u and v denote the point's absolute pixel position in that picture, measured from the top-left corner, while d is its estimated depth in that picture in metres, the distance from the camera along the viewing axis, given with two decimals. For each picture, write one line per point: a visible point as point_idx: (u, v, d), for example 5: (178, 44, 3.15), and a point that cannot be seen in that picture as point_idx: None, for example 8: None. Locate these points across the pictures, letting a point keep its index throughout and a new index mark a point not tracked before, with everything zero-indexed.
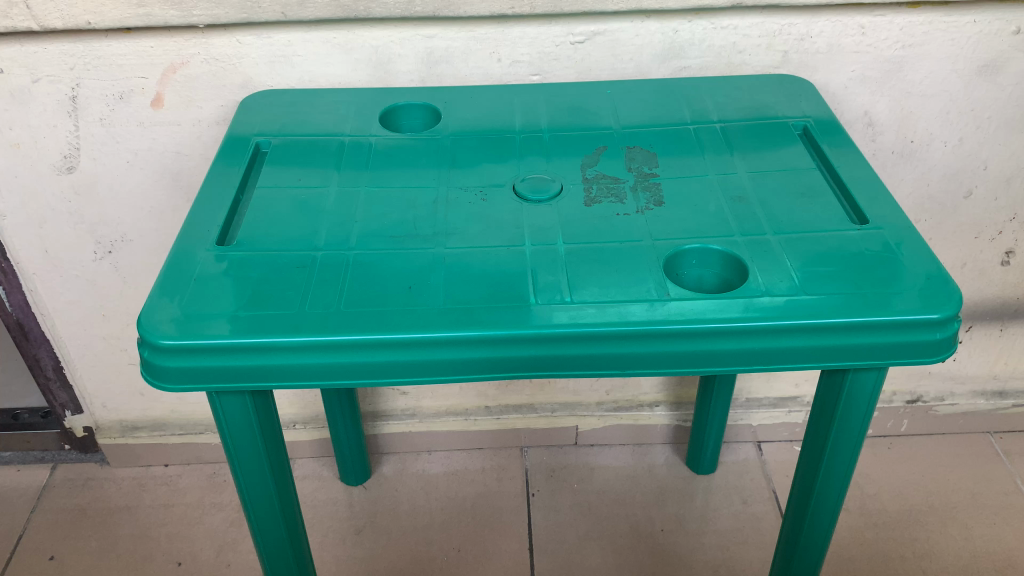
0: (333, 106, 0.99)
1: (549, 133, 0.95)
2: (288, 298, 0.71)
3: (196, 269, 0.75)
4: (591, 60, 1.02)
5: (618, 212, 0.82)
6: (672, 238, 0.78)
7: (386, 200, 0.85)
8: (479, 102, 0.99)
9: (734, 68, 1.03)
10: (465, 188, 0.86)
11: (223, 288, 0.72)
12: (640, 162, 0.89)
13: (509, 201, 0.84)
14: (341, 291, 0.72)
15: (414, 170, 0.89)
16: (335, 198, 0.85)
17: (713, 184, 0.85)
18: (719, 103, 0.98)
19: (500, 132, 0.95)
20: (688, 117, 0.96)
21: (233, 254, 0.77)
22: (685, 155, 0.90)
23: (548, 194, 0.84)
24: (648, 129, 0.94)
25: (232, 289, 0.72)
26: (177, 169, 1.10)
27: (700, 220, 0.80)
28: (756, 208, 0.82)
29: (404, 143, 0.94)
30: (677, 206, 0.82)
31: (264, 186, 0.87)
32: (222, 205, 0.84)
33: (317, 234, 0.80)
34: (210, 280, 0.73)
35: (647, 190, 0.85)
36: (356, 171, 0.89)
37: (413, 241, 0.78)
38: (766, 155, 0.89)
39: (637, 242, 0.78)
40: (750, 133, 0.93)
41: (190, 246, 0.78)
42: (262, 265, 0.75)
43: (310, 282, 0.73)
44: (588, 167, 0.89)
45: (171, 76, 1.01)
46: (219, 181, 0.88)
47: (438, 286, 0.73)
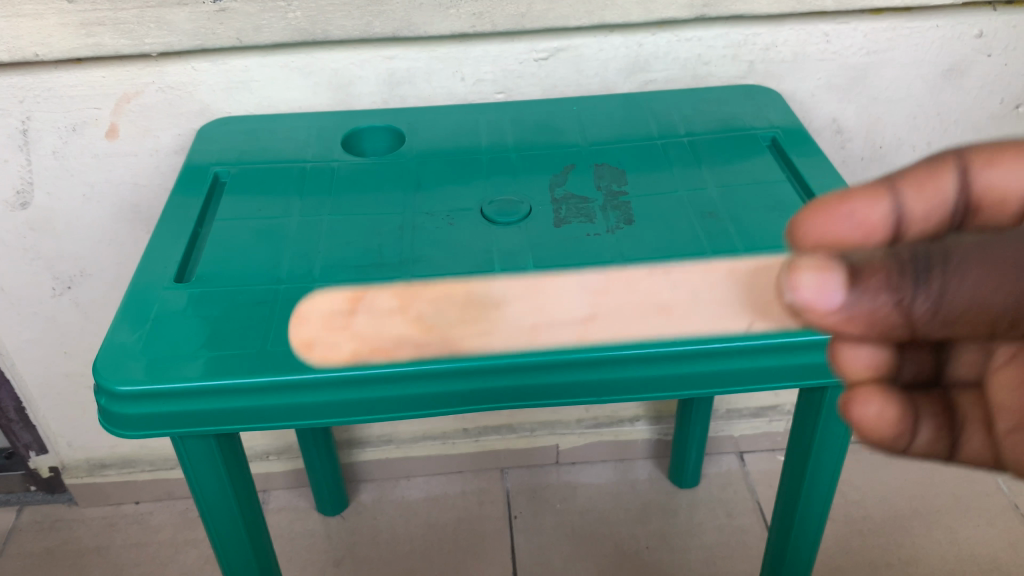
0: (294, 132, 0.97)
1: (516, 152, 0.93)
2: (251, 336, 0.69)
3: (154, 308, 0.72)
4: (556, 76, 1.01)
5: (588, 232, 0.80)
6: (645, 258, 0.76)
7: (350, 228, 0.82)
8: (444, 123, 0.98)
9: (700, 80, 1.02)
10: (431, 212, 0.84)
11: (182, 327, 0.70)
12: (609, 179, 0.88)
13: (477, 225, 0.82)
14: (305, 326, 0.70)
15: (378, 195, 0.87)
16: (296, 227, 0.82)
17: (683, 201, 0.84)
18: (686, 118, 0.97)
19: (466, 153, 0.94)
20: (656, 132, 0.95)
21: (192, 290, 0.74)
22: (653, 170, 0.89)
23: (517, 216, 0.83)
24: (615, 145, 0.93)
25: (191, 328, 0.70)
26: (136, 201, 1.07)
27: (671, 238, 0.79)
28: (728, 224, 0.80)
29: (368, 168, 0.91)
30: (648, 224, 0.81)
31: (224, 218, 0.84)
32: (181, 240, 0.81)
33: (279, 265, 0.77)
34: (168, 319, 0.70)
35: (618, 209, 0.83)
36: (319, 198, 0.87)
37: (379, 270, 0.76)
38: (735, 165, 0.89)
39: (608, 263, 0.76)
40: (719, 146, 0.92)
41: (148, 283, 0.75)
42: (223, 301, 0.72)
43: (273, 317, 0.71)
44: (557, 186, 0.87)
45: (125, 106, 0.98)
46: (177, 215, 0.85)
47: None
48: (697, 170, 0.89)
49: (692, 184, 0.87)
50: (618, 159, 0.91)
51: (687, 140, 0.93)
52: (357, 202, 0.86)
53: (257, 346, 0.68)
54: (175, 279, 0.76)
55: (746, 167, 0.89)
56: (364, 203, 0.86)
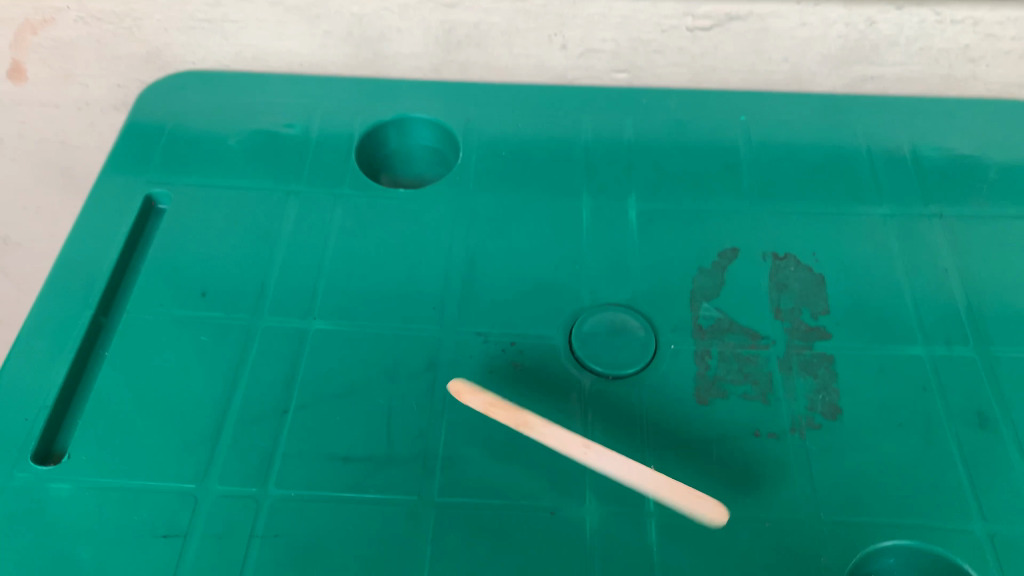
0: (292, 100, 0.63)
1: (644, 161, 0.59)
2: None
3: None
4: (717, 56, 0.61)
5: (759, 428, 0.45)
6: (863, 528, 0.42)
7: (343, 362, 0.48)
8: (534, 130, 0.61)
9: (955, 84, 0.62)
10: (487, 334, 0.49)
11: None
12: (796, 296, 0.51)
13: (564, 378, 0.47)
14: None
15: (401, 288, 0.51)
16: (254, 348, 0.48)
17: (931, 377, 0.48)
18: (917, 129, 0.61)
19: (562, 151, 0.60)
20: (866, 146, 0.60)
21: (60, 489, 0.43)
22: (868, 283, 0.52)
23: (633, 364, 0.48)
24: (806, 212, 0.56)
25: None
26: (67, 164, 0.72)
27: (914, 476, 0.44)
28: (1010, 444, 0.45)
29: (388, 218, 0.55)
30: (868, 424, 0.46)
31: (138, 310, 0.50)
32: (63, 358, 0.48)
33: (216, 457, 0.44)
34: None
35: (810, 373, 0.48)
36: (301, 280, 0.52)
37: (380, 500, 0.43)
38: (1005, 244, 0.54)
39: (794, 544, 0.42)
40: (973, 191, 0.57)
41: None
42: (111, 551, 0.41)
43: None
44: (704, 299, 0.51)
45: (30, 39, 0.61)
46: (73, 292, 0.51)
47: None
48: (953, 298, 0.51)
49: (943, 335, 0.50)
50: (814, 249, 0.54)
51: (931, 220, 0.55)
52: (360, 299, 0.51)
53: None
54: (35, 460, 0.44)
55: None
56: (373, 302, 0.50)
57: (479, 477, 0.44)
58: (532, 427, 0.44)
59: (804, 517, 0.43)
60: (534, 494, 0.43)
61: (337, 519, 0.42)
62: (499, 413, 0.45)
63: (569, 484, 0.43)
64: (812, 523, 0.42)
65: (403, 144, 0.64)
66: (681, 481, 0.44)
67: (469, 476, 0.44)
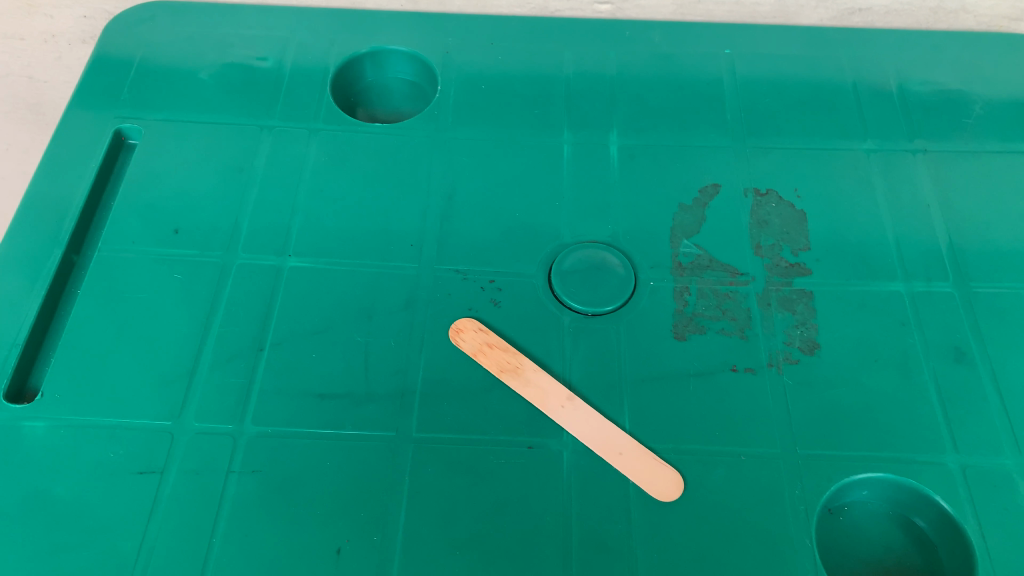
0: (265, 31, 0.61)
1: (626, 94, 0.58)
2: None
3: None
4: None
5: (736, 364, 0.45)
6: (838, 459, 0.43)
7: (319, 299, 0.47)
8: (515, 61, 0.60)
9: (942, 16, 0.61)
10: (466, 270, 0.49)
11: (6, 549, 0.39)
12: (777, 233, 0.51)
13: (543, 313, 0.47)
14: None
15: (378, 225, 0.50)
16: (229, 286, 0.48)
17: (909, 312, 0.48)
18: (904, 61, 0.60)
19: (542, 84, 0.58)
20: (851, 80, 0.59)
21: (34, 427, 0.43)
22: (849, 219, 0.51)
23: (612, 301, 0.48)
24: (788, 147, 0.55)
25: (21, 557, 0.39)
26: (35, 99, 0.71)
27: (890, 410, 0.44)
28: (986, 379, 0.45)
29: (365, 154, 0.54)
30: (845, 360, 0.46)
31: (109, 247, 0.49)
32: (34, 297, 0.47)
33: (192, 394, 0.44)
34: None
35: (789, 310, 0.48)
36: (276, 216, 0.51)
37: (358, 435, 0.43)
38: (988, 178, 0.54)
39: (769, 476, 0.42)
40: (957, 125, 0.56)
41: None
42: (87, 488, 0.41)
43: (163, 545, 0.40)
44: (684, 236, 0.51)
45: None
46: (42, 230, 0.50)
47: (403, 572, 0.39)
48: (933, 234, 0.51)
49: (923, 270, 0.49)
50: (796, 185, 0.53)
51: (914, 155, 0.55)
52: (336, 236, 0.50)
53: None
54: (9, 399, 0.44)
55: (1016, 235, 0.51)
56: (349, 239, 0.50)
57: (456, 413, 0.44)
58: (520, 371, 0.45)
59: (780, 451, 0.43)
60: (512, 429, 0.43)
61: (315, 454, 0.42)
62: (486, 358, 0.45)
63: (547, 419, 0.43)
64: (788, 457, 0.43)
65: (380, 77, 0.63)
66: (658, 416, 0.44)
67: (447, 413, 0.43)
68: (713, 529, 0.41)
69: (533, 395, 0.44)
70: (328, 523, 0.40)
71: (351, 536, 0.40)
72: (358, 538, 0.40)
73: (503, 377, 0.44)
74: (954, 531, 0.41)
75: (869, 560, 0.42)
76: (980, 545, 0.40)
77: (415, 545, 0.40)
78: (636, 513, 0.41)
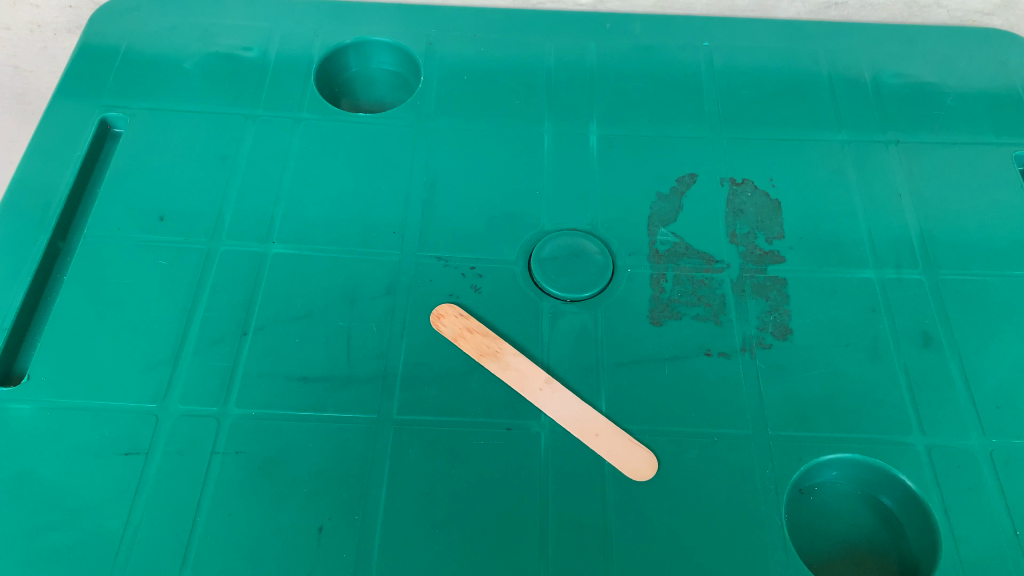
0: (249, 22, 0.61)
1: (606, 86, 0.59)
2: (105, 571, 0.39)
3: None
4: None
5: (711, 348, 0.47)
6: (808, 441, 0.44)
7: (303, 285, 0.48)
8: (498, 52, 0.61)
9: (917, 11, 0.63)
10: (448, 258, 0.50)
11: None
12: (752, 221, 0.52)
13: (523, 299, 0.48)
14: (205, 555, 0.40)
15: (361, 213, 0.51)
16: (213, 271, 0.48)
17: (879, 298, 0.49)
18: (878, 54, 0.61)
19: (524, 75, 0.59)
20: (827, 72, 0.60)
21: (21, 409, 0.43)
22: (822, 208, 0.53)
23: (590, 287, 0.49)
24: (764, 138, 0.56)
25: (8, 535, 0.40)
26: (21, 89, 0.73)
27: (859, 393, 0.45)
28: (951, 364, 0.47)
29: (348, 143, 0.54)
30: (816, 345, 0.47)
31: (95, 233, 0.50)
32: (21, 281, 0.48)
33: (177, 377, 0.45)
34: None
35: (763, 296, 0.49)
36: (260, 204, 0.51)
37: (340, 418, 0.44)
38: (958, 169, 0.55)
39: (741, 457, 0.43)
40: (930, 117, 0.58)
41: None
42: (73, 469, 0.42)
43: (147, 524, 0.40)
44: (662, 224, 0.52)
45: None
46: (28, 216, 0.51)
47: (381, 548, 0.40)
48: (904, 223, 0.52)
49: (894, 258, 0.51)
50: (772, 175, 0.54)
51: (886, 146, 0.56)
52: (319, 223, 0.51)
53: (109, 561, 0.39)
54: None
55: (984, 225, 0.52)
56: (332, 226, 0.50)
57: (436, 396, 0.44)
58: (499, 355, 0.46)
59: (752, 432, 0.44)
60: (491, 411, 0.44)
61: (297, 435, 0.43)
62: (466, 342, 0.46)
63: (525, 402, 0.44)
64: (759, 438, 0.44)
65: (364, 69, 0.63)
66: (634, 399, 0.45)
67: (428, 395, 0.44)
68: (686, 507, 0.42)
69: (512, 378, 0.45)
70: (310, 502, 0.41)
71: (332, 515, 0.41)
72: (339, 516, 0.41)
73: (482, 361, 0.45)
74: (919, 509, 0.43)
75: (837, 537, 0.43)
76: (944, 522, 0.42)
77: (395, 522, 0.41)
78: (611, 493, 0.42)
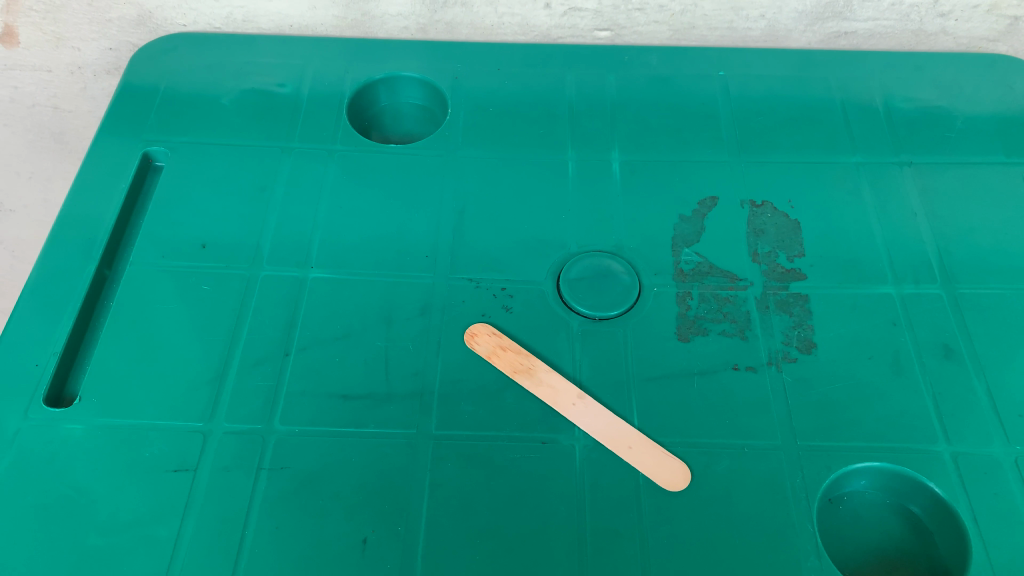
0: (282, 60, 0.64)
1: (626, 115, 0.61)
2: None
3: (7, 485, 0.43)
4: (696, 13, 0.63)
5: (738, 362, 0.48)
6: (837, 450, 0.45)
7: (341, 307, 0.50)
8: (521, 85, 0.63)
9: (924, 38, 0.65)
10: (479, 279, 0.51)
11: (48, 542, 0.41)
12: (773, 241, 0.53)
13: (553, 318, 0.50)
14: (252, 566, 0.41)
15: (394, 238, 0.53)
16: (254, 296, 0.50)
17: (900, 313, 0.50)
18: (888, 81, 0.63)
19: (547, 106, 0.62)
20: (839, 99, 0.62)
21: (72, 429, 0.45)
22: (841, 227, 0.54)
23: (617, 305, 0.50)
24: (781, 162, 0.58)
25: (62, 549, 0.41)
26: (59, 129, 0.76)
27: (883, 403, 0.46)
28: (973, 374, 0.48)
29: (380, 173, 0.57)
30: (840, 358, 0.48)
31: (140, 261, 0.52)
32: (70, 308, 0.50)
33: (221, 396, 0.46)
34: (26, 518, 0.42)
35: (786, 312, 0.50)
36: (298, 231, 0.53)
37: (379, 433, 0.45)
38: (970, 188, 0.57)
39: (771, 466, 0.44)
40: (941, 139, 0.60)
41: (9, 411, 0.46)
42: (124, 485, 0.43)
43: (196, 537, 0.42)
44: (685, 245, 0.53)
45: (21, 2, 0.62)
46: (75, 245, 0.53)
47: (424, 558, 0.41)
48: (921, 240, 0.54)
49: (912, 274, 0.52)
50: (790, 196, 0.56)
51: (900, 168, 0.58)
52: (355, 249, 0.52)
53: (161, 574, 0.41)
54: (48, 403, 0.46)
55: (998, 241, 0.54)
56: (367, 251, 0.52)
57: (472, 412, 0.46)
58: (532, 372, 0.47)
59: (781, 443, 0.45)
60: (525, 425, 0.45)
61: (340, 451, 0.44)
62: (500, 359, 0.48)
63: (559, 416, 0.46)
64: (788, 448, 0.45)
65: (393, 102, 0.66)
66: (665, 412, 0.46)
67: (464, 411, 0.46)
68: (719, 516, 0.43)
69: (545, 393, 0.46)
70: (354, 515, 0.42)
71: (376, 527, 0.42)
72: (382, 528, 0.42)
73: (516, 377, 0.47)
74: (946, 515, 0.44)
75: (866, 544, 0.44)
76: (973, 527, 0.42)
77: (436, 533, 0.42)
78: (646, 502, 0.43)
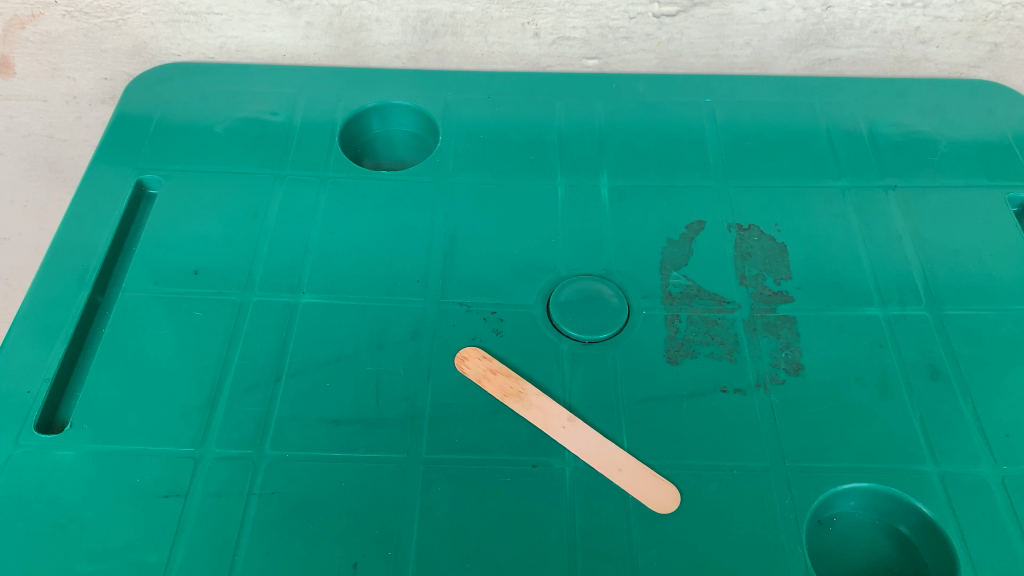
0: (276, 90, 0.65)
1: (615, 142, 0.62)
2: None
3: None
4: (683, 41, 0.64)
5: (726, 384, 0.48)
6: (826, 471, 0.45)
7: (332, 332, 0.50)
8: (511, 113, 0.64)
9: (907, 64, 0.66)
10: (469, 304, 0.52)
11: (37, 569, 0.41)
12: (760, 264, 0.54)
13: (543, 341, 0.50)
14: None
15: (385, 263, 0.54)
16: (246, 322, 0.50)
17: (886, 334, 0.51)
18: (872, 107, 0.64)
19: (536, 133, 0.62)
20: (824, 125, 0.63)
21: (63, 455, 0.45)
22: (827, 250, 0.55)
23: (607, 329, 0.51)
24: (767, 186, 0.59)
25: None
26: (54, 158, 0.77)
27: (871, 424, 0.47)
28: (959, 394, 0.48)
29: (371, 200, 0.57)
30: (828, 380, 0.49)
31: (133, 288, 0.52)
32: (62, 335, 0.50)
33: (212, 421, 0.46)
34: (16, 545, 0.42)
35: (774, 334, 0.51)
36: (290, 257, 0.54)
37: (370, 457, 0.45)
38: (952, 210, 0.58)
39: (761, 487, 0.45)
40: (924, 163, 0.61)
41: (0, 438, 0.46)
42: (114, 511, 0.43)
43: (186, 562, 0.42)
44: (673, 268, 0.54)
45: (18, 34, 0.63)
46: (68, 272, 0.53)
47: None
48: (906, 263, 0.55)
49: (898, 295, 0.53)
50: (777, 220, 0.57)
51: (885, 191, 0.59)
52: (346, 275, 0.53)
53: None
54: (39, 430, 0.47)
55: (982, 262, 0.55)
56: (359, 276, 0.53)
57: (462, 435, 0.46)
58: (522, 395, 0.47)
59: (770, 464, 0.45)
60: (515, 448, 0.46)
61: (330, 476, 0.44)
62: (490, 383, 0.48)
63: (548, 438, 0.46)
64: (776, 469, 0.45)
65: (385, 130, 0.67)
66: (654, 435, 0.46)
67: (455, 435, 0.46)
68: (709, 537, 0.43)
69: (535, 416, 0.47)
70: (344, 539, 0.42)
71: (366, 551, 0.42)
72: (372, 551, 0.42)
73: (506, 401, 0.47)
74: (934, 534, 0.44)
75: (856, 566, 0.45)
76: (961, 546, 0.43)
77: (426, 557, 0.42)
78: (636, 524, 0.43)
